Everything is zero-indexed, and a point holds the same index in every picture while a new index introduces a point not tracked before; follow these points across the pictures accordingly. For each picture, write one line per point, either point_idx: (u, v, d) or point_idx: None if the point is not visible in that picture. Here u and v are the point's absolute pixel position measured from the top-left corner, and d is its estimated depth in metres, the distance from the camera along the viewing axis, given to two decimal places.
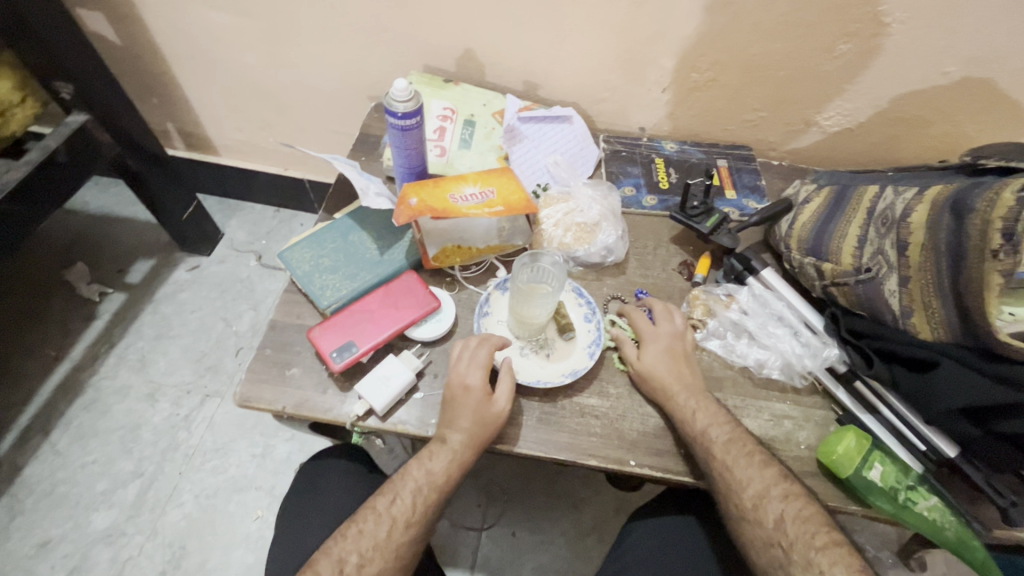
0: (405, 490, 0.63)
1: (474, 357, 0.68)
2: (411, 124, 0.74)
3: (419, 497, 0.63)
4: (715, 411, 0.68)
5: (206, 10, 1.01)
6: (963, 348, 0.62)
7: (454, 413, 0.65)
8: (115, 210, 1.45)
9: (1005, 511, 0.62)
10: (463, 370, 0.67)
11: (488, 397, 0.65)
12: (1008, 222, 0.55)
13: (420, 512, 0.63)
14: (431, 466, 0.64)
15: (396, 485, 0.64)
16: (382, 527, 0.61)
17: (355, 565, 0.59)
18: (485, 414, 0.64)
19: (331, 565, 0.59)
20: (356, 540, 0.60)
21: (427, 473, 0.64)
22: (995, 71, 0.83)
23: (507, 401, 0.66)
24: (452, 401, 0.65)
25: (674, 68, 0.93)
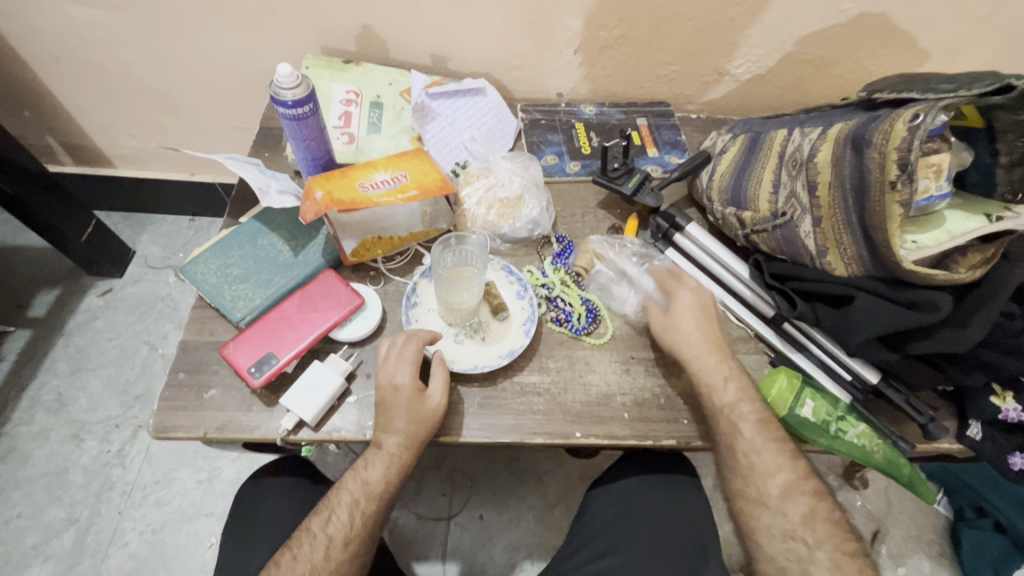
0: (341, 505, 0.61)
1: (400, 355, 0.65)
2: (304, 112, 0.69)
3: (356, 510, 0.61)
4: (746, 381, 0.67)
5: (63, 5, 0.90)
6: (873, 280, 0.65)
7: (387, 416, 0.62)
8: (4, 239, 1.31)
9: (925, 427, 0.67)
10: (392, 369, 0.64)
11: (421, 393, 0.63)
12: (902, 152, 0.57)
13: (359, 525, 0.60)
14: (366, 476, 0.62)
15: (331, 502, 0.62)
16: (318, 548, 0.59)
17: None
18: (419, 412, 0.62)
19: None
20: (291, 566, 0.58)
21: (362, 483, 0.62)
22: (887, 5, 0.85)
23: (442, 396, 0.63)
24: (384, 404, 0.63)
25: (582, 29, 0.90)
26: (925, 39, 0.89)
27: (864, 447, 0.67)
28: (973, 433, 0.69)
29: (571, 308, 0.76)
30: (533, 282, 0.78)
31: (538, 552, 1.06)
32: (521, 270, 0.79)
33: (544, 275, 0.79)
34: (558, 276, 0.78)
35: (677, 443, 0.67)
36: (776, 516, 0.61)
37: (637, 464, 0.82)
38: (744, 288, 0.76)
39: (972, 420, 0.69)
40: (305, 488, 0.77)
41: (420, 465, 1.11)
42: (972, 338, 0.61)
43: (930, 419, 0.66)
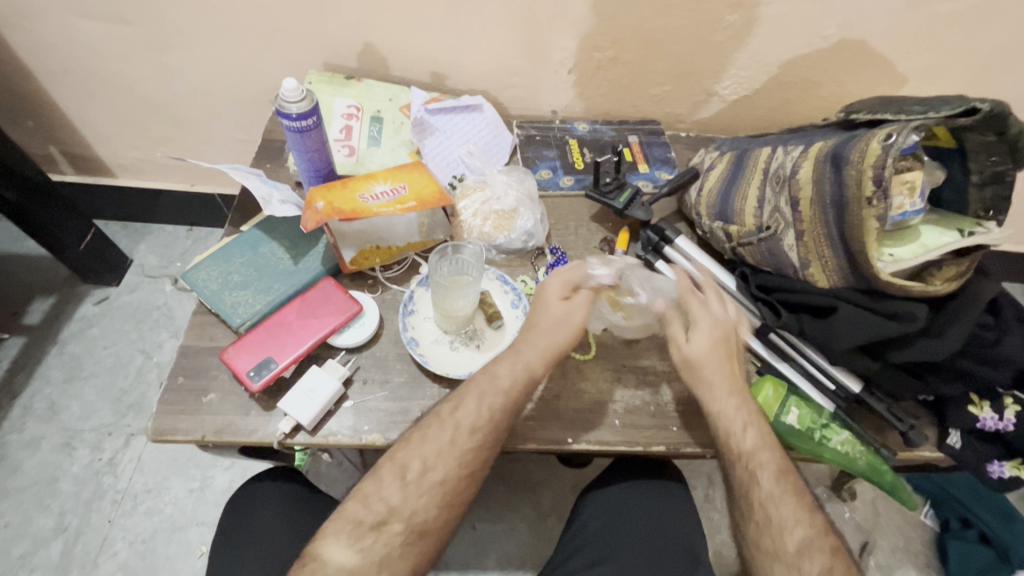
0: (469, 399, 0.64)
1: (537, 359, 0.66)
2: (308, 124, 0.71)
3: (484, 405, 0.63)
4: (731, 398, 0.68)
5: (73, 18, 0.93)
6: (852, 292, 0.67)
7: (536, 321, 0.69)
8: (2, 247, 1.31)
9: (905, 434, 0.69)
10: (548, 288, 0.71)
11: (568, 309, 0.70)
12: (877, 169, 0.60)
13: (486, 418, 0.63)
14: (499, 370, 0.66)
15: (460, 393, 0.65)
16: (445, 433, 0.62)
17: (417, 470, 0.61)
18: (564, 321, 0.69)
19: (394, 471, 0.61)
20: (419, 445, 0.62)
21: (492, 378, 0.65)
22: (865, 32, 0.89)
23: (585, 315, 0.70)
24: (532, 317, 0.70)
25: (576, 50, 0.94)
26: (902, 65, 0.94)
27: (846, 453, 0.70)
28: (953, 441, 0.71)
29: None
30: (526, 292, 0.80)
31: (530, 563, 1.06)
32: (515, 280, 0.81)
33: (538, 285, 0.81)
34: None
35: (666, 449, 0.69)
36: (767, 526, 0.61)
37: (627, 473, 0.83)
38: (731, 299, 0.78)
39: (953, 429, 0.71)
40: (298, 495, 0.78)
41: None
42: (948, 347, 0.63)
43: (909, 427, 0.69)
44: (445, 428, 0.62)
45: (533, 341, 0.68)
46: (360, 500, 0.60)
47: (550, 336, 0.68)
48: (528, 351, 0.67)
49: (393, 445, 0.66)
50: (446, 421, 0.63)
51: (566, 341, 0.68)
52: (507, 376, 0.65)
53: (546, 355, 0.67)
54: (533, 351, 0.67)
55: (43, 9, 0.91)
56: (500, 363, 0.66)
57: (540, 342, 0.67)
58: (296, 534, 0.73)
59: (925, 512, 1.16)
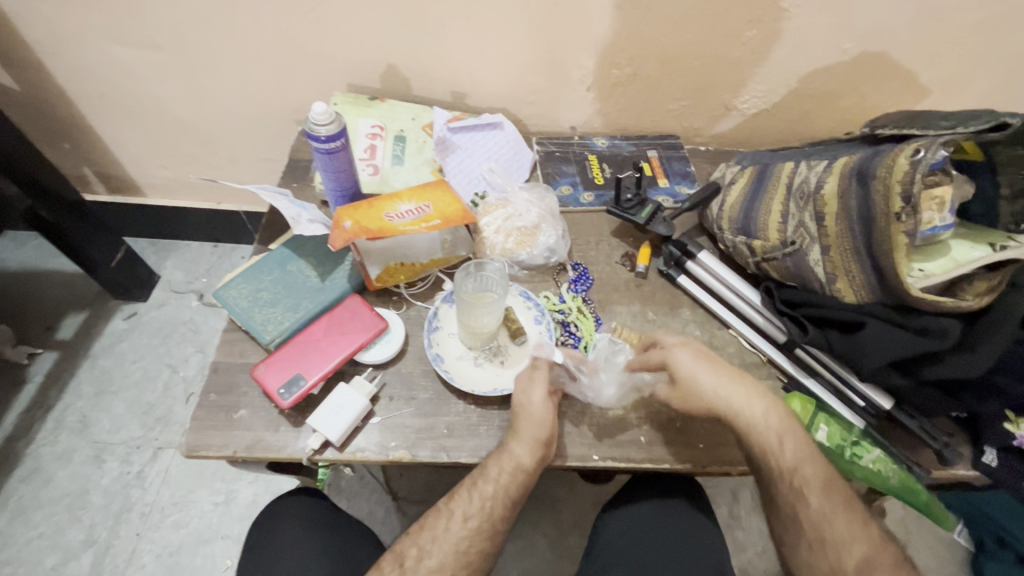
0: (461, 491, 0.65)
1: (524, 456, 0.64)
2: (335, 146, 0.73)
3: (473, 496, 0.64)
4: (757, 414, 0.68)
5: (110, 45, 0.97)
6: (881, 306, 0.66)
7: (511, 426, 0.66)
8: (36, 264, 1.36)
9: (940, 452, 0.68)
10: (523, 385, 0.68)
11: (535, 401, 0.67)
12: (906, 185, 0.60)
13: (477, 507, 0.64)
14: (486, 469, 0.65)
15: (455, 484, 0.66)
16: (441, 521, 0.64)
17: (414, 558, 0.62)
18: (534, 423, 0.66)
19: (393, 560, 0.63)
20: (418, 533, 0.64)
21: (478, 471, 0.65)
22: (887, 44, 0.89)
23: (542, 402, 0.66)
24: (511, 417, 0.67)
25: (595, 67, 0.95)
26: (924, 76, 0.93)
27: (879, 471, 0.68)
28: (988, 460, 0.69)
29: (579, 335, 0.78)
30: (549, 307, 0.80)
31: None
32: (537, 295, 0.82)
33: (561, 300, 0.81)
34: (575, 303, 0.81)
35: (693, 466, 0.69)
36: None
37: (651, 490, 0.82)
38: (756, 314, 0.79)
39: (988, 447, 0.69)
40: (324, 510, 0.79)
41: (434, 490, 1.12)
42: (982, 364, 0.62)
43: (944, 444, 0.68)
44: (440, 515, 0.65)
45: (518, 440, 0.65)
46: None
47: (532, 438, 0.64)
48: (514, 448, 0.64)
49: (419, 461, 0.67)
50: (441, 508, 0.65)
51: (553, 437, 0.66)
52: (493, 468, 0.64)
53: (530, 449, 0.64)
54: (519, 450, 0.64)
55: (83, 38, 0.96)
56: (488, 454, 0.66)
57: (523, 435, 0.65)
58: (322, 549, 0.74)
59: (958, 530, 1.14)
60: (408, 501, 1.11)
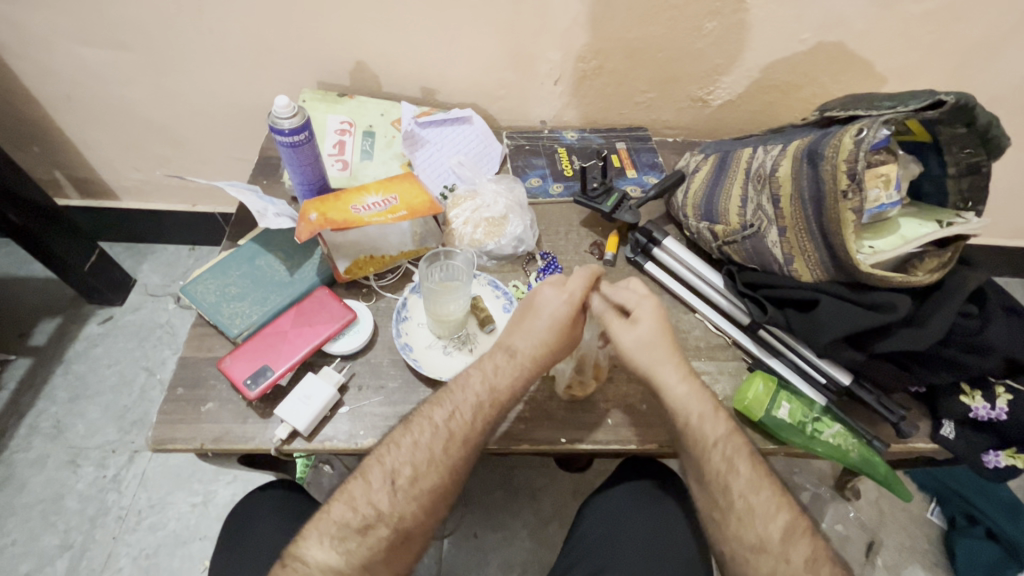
0: (464, 405, 0.64)
1: (534, 366, 0.67)
2: (300, 139, 0.74)
3: (479, 412, 0.64)
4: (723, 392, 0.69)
5: (76, 47, 0.97)
6: (835, 284, 0.68)
7: (528, 324, 0.69)
8: (9, 271, 1.34)
9: (897, 425, 0.70)
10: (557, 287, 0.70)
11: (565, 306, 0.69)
12: (851, 163, 0.62)
13: (478, 427, 0.64)
14: (493, 380, 0.66)
15: (455, 398, 0.65)
16: (438, 442, 0.62)
17: (408, 478, 0.61)
18: (558, 324, 0.68)
19: (383, 475, 0.61)
20: (410, 450, 0.62)
21: (488, 388, 0.65)
22: (843, 34, 0.92)
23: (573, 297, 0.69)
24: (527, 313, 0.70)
25: (561, 61, 0.96)
26: (881, 65, 0.96)
27: (838, 446, 0.70)
28: (946, 432, 0.71)
29: None
30: (518, 296, 0.82)
31: (533, 570, 1.06)
32: (506, 285, 0.83)
33: (530, 289, 0.83)
34: None
35: (659, 447, 0.70)
36: (763, 527, 0.61)
37: (624, 475, 0.83)
38: (721, 298, 0.80)
39: (945, 420, 0.71)
40: (297, 506, 0.78)
41: None
42: (932, 336, 0.64)
43: (902, 418, 0.69)
44: (435, 433, 0.63)
45: (530, 349, 0.67)
46: (349, 501, 0.61)
47: (544, 345, 0.68)
48: (525, 354, 0.67)
49: None
50: (437, 427, 0.63)
51: (560, 348, 0.68)
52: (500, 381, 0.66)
53: (542, 354, 0.67)
54: (529, 359, 0.67)
55: (49, 39, 0.95)
56: (493, 367, 0.67)
57: (535, 337, 0.68)
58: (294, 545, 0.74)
59: (931, 509, 1.15)
60: None
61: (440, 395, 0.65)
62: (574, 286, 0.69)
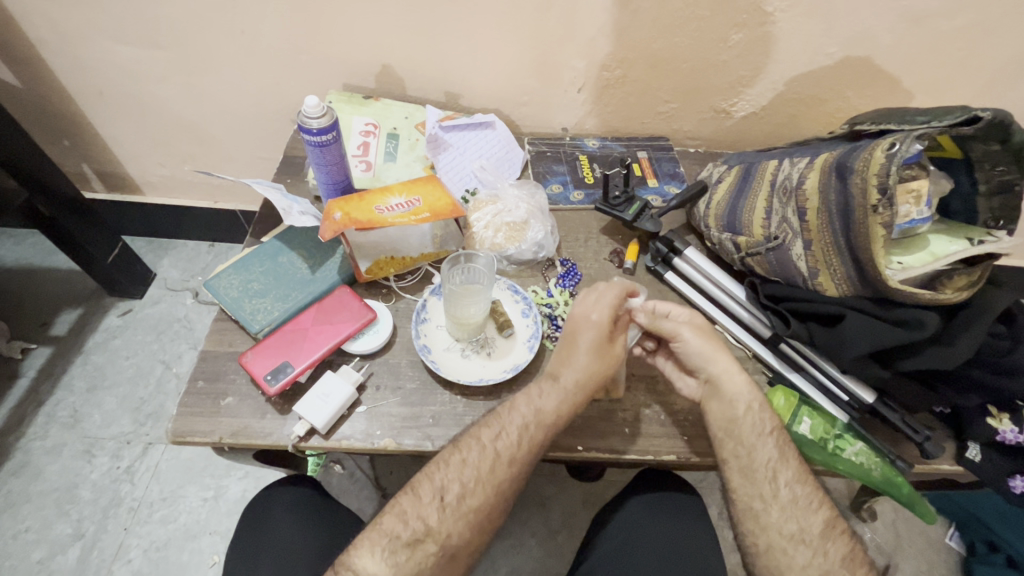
0: (511, 426, 0.64)
1: (579, 392, 0.66)
2: (327, 139, 0.74)
3: (525, 433, 0.64)
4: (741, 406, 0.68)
5: (111, 44, 0.99)
6: (861, 299, 0.68)
7: (573, 350, 0.69)
8: (33, 261, 1.37)
9: (922, 446, 0.68)
10: (590, 306, 0.70)
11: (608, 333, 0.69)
12: (882, 178, 0.61)
13: (525, 449, 0.64)
14: (540, 403, 0.65)
15: (503, 418, 0.65)
16: (485, 460, 0.63)
17: (456, 494, 0.62)
18: (603, 349, 0.68)
19: (433, 492, 0.62)
20: (459, 469, 0.62)
21: (535, 410, 0.65)
22: (870, 48, 0.91)
23: (601, 315, 0.69)
24: (573, 335, 0.70)
25: (585, 69, 0.97)
26: (908, 81, 0.95)
27: (861, 464, 0.69)
28: (971, 454, 0.69)
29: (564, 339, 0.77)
30: (537, 301, 0.81)
31: None
32: (526, 290, 0.82)
33: (549, 295, 0.82)
34: (562, 297, 0.82)
35: (677, 458, 0.69)
36: None
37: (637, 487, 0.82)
38: (741, 309, 0.79)
39: (971, 442, 0.69)
40: (310, 502, 0.78)
41: None
42: (960, 356, 0.63)
43: (926, 438, 0.67)
44: (484, 454, 0.63)
45: (574, 374, 0.67)
46: (398, 515, 0.61)
47: (592, 370, 0.67)
48: (568, 380, 0.67)
49: (405, 449, 0.67)
50: (486, 448, 0.63)
51: (605, 366, 0.68)
52: (549, 405, 0.65)
53: (587, 379, 0.67)
54: (576, 386, 0.66)
55: (84, 36, 0.98)
56: (539, 390, 0.66)
57: (577, 361, 0.67)
58: (309, 540, 0.74)
59: (950, 535, 1.13)
60: None
61: (488, 416, 0.66)
62: (605, 308, 0.69)
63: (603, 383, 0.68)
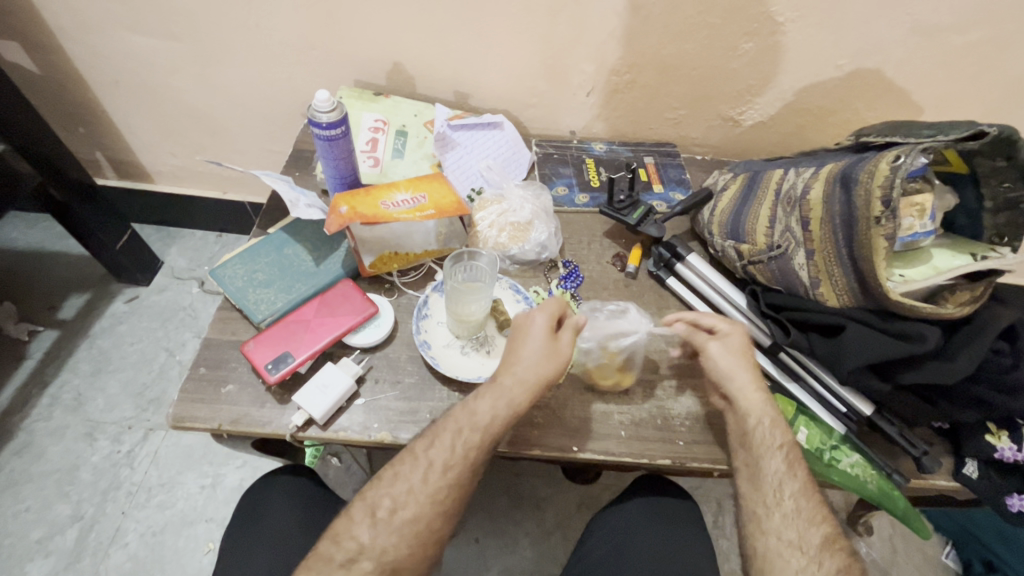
0: (445, 432, 0.63)
1: (513, 393, 0.64)
2: (336, 133, 0.75)
3: (458, 438, 0.62)
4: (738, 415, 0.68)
5: (129, 34, 1.00)
6: (862, 311, 0.67)
7: (513, 354, 0.68)
8: (43, 245, 1.39)
9: (919, 460, 0.68)
10: (530, 313, 0.70)
11: (550, 339, 0.68)
12: (886, 190, 0.60)
13: (460, 455, 0.62)
14: (472, 407, 0.64)
15: (437, 428, 0.64)
16: (417, 470, 0.62)
17: (387, 508, 0.60)
18: (540, 354, 0.67)
19: (365, 508, 0.61)
20: (391, 482, 0.61)
21: (469, 414, 0.64)
22: (880, 61, 0.91)
23: (539, 319, 0.69)
24: (514, 340, 0.69)
25: (594, 73, 0.97)
26: (918, 95, 0.95)
27: (856, 476, 0.69)
28: (969, 471, 0.69)
29: None
30: (538, 301, 0.82)
31: None
32: (527, 290, 0.83)
33: (551, 296, 0.83)
34: (563, 298, 0.82)
35: (672, 463, 0.69)
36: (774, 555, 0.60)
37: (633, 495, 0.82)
38: (742, 317, 0.79)
39: (969, 458, 0.69)
40: (309, 496, 0.79)
41: None
42: (960, 372, 0.62)
43: (923, 452, 0.68)
44: (416, 465, 0.62)
45: (509, 375, 0.65)
46: (331, 537, 0.60)
47: (533, 368, 0.66)
48: (504, 381, 0.65)
49: (401, 443, 0.68)
50: (418, 458, 0.62)
51: (546, 370, 0.66)
52: (483, 408, 0.63)
53: (525, 385, 0.65)
54: (509, 386, 0.65)
55: (103, 25, 0.99)
56: (475, 395, 0.65)
57: (517, 365, 0.66)
58: (305, 532, 0.74)
59: (946, 552, 1.13)
60: None
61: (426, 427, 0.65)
62: (541, 312, 0.70)
63: (543, 384, 0.65)
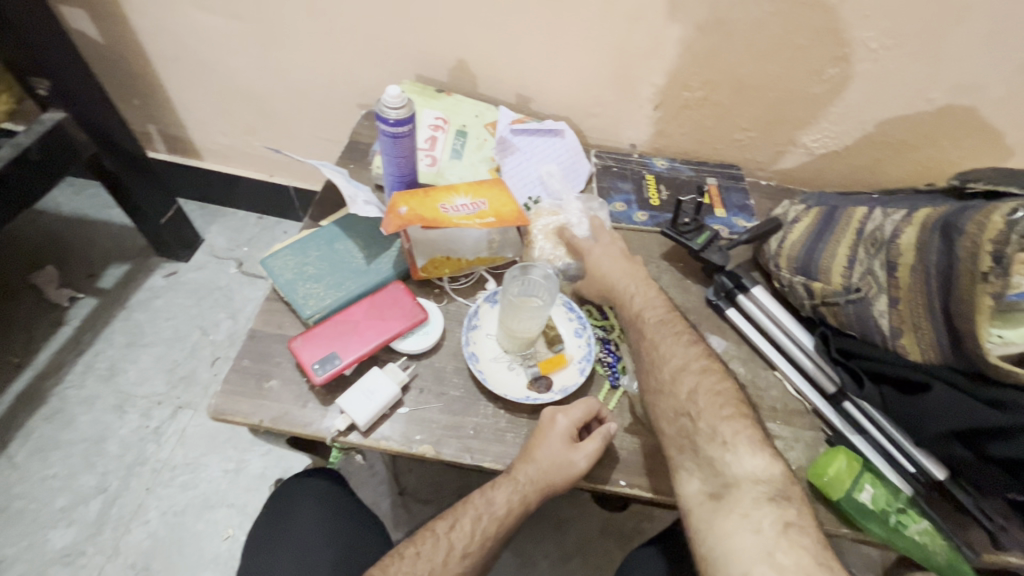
0: (465, 517, 0.62)
1: (531, 486, 0.62)
2: (402, 131, 0.73)
3: (478, 526, 0.61)
4: None
5: (196, 11, 0.99)
6: (952, 370, 0.63)
7: (533, 445, 0.64)
8: (89, 212, 1.40)
9: (994, 535, 0.63)
10: (555, 407, 0.66)
11: (570, 444, 0.64)
12: (998, 245, 0.56)
13: (478, 543, 0.61)
14: (492, 495, 0.62)
15: (457, 511, 0.63)
16: (439, 551, 0.60)
17: None
18: (561, 460, 0.62)
19: None
20: (413, 561, 0.59)
21: (488, 502, 0.62)
22: (976, 99, 0.86)
23: (565, 421, 0.64)
24: (536, 432, 0.65)
25: (666, 86, 0.93)
26: (1011, 137, 0.89)
27: (921, 544, 0.63)
28: None
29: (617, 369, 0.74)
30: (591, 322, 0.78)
31: None
32: (580, 308, 0.79)
33: (603, 317, 0.79)
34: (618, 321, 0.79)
35: None
36: None
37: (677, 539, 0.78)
38: (806, 359, 0.75)
39: None
40: (334, 496, 0.77)
41: (443, 495, 1.11)
42: None
43: (1001, 527, 0.62)
44: (438, 544, 0.60)
45: (528, 468, 0.62)
46: None
47: (551, 471, 0.62)
48: (522, 474, 0.62)
49: (442, 459, 0.65)
50: (439, 538, 0.61)
51: (564, 472, 0.62)
52: (501, 498, 0.62)
53: (545, 485, 0.62)
54: (527, 479, 0.62)
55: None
56: (492, 482, 0.63)
57: (536, 462, 0.62)
58: (330, 544, 0.72)
59: None
60: (414, 498, 1.10)
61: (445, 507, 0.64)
62: (571, 413, 0.65)
63: (564, 485, 0.62)
